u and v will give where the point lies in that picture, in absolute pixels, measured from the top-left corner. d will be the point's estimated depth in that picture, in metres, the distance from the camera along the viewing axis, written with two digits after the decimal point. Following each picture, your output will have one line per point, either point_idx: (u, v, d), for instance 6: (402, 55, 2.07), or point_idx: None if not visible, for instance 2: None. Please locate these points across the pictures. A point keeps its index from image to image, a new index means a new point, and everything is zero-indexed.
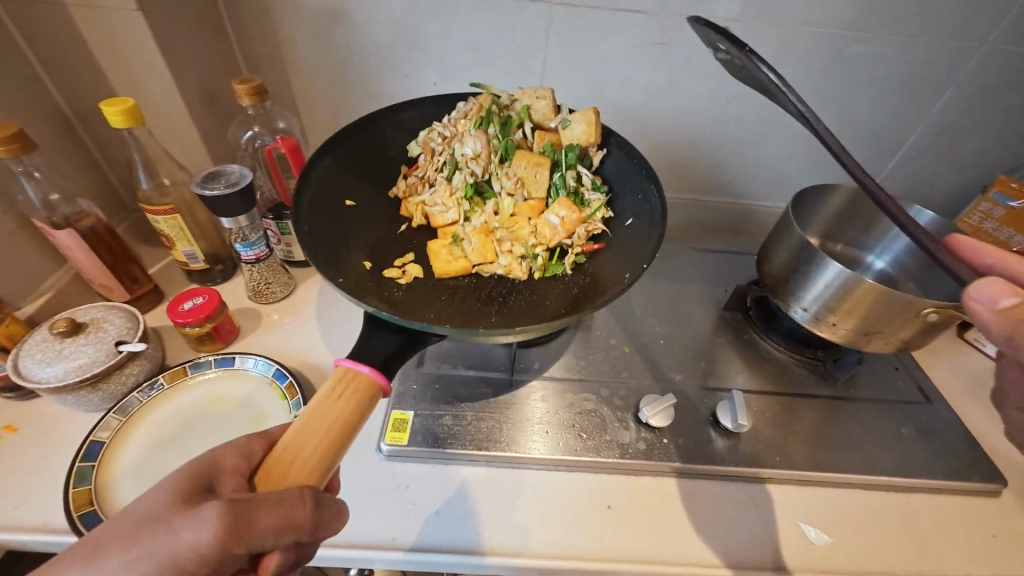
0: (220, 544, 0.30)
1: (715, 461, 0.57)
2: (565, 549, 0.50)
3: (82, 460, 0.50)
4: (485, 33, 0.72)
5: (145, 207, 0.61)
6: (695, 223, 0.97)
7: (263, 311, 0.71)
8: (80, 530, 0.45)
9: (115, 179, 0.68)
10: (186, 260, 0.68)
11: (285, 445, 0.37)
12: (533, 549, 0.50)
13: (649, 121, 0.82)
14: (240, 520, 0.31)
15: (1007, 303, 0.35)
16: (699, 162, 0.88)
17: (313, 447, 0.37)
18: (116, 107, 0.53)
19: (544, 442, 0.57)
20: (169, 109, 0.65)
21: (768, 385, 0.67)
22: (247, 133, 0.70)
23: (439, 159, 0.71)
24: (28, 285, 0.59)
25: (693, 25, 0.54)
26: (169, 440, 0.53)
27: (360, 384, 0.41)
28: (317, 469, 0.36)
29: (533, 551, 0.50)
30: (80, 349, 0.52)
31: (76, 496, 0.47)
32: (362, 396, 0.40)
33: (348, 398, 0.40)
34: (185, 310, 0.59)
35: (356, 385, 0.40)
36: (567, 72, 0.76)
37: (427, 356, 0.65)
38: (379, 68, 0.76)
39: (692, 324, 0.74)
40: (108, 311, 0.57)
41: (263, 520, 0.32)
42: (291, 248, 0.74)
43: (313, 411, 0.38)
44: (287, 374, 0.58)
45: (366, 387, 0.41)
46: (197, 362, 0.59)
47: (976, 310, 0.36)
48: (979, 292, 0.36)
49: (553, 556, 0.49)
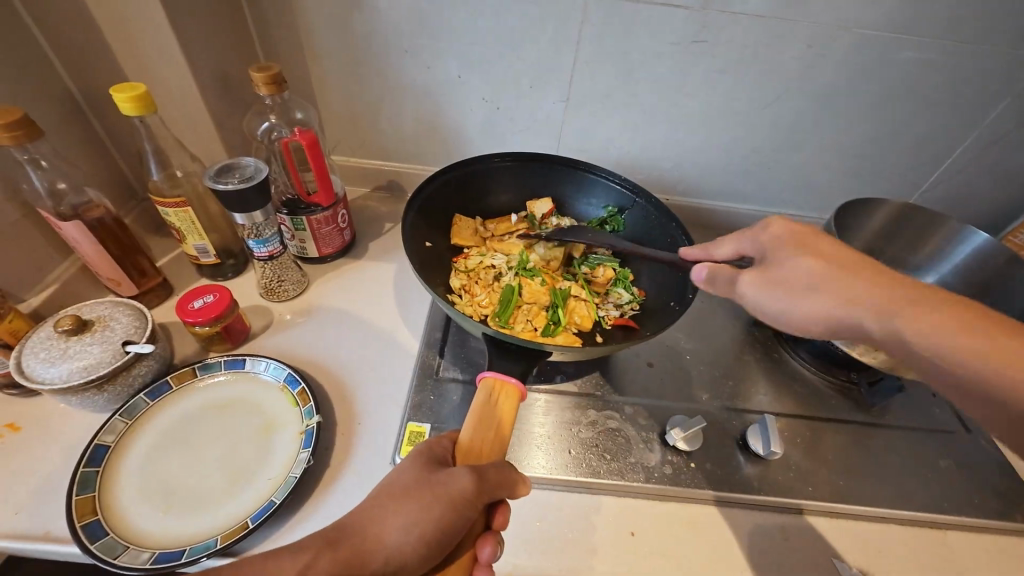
0: (469, 490, 0.38)
1: (744, 488, 0.55)
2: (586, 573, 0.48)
3: (86, 465, 0.47)
4: (514, 24, 0.68)
5: (155, 198, 0.58)
6: (721, 230, 0.94)
7: (275, 309, 0.68)
8: (81, 541, 0.43)
9: (125, 167, 0.66)
10: (197, 255, 0.65)
11: (471, 437, 0.44)
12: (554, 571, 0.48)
13: (681, 121, 0.78)
14: (483, 473, 0.39)
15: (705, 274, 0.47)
16: (730, 168, 0.84)
17: (492, 437, 0.44)
18: (127, 93, 0.50)
19: (565, 462, 0.54)
20: (183, 97, 0.62)
21: (797, 407, 0.64)
22: (264, 124, 0.67)
23: (494, 188, 0.70)
24: (31, 277, 0.57)
25: (469, 163, 0.67)
26: (177, 445, 0.51)
27: (509, 392, 0.46)
28: (501, 450, 0.44)
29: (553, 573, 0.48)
30: (85, 349, 0.50)
31: (79, 504, 0.45)
32: (512, 402, 0.46)
33: (504, 400, 0.46)
34: (195, 308, 0.57)
35: (507, 391, 0.46)
36: (598, 68, 0.72)
37: (444, 365, 0.62)
38: (401, 58, 0.72)
39: (720, 338, 0.71)
40: (115, 307, 0.54)
41: (493, 478, 0.39)
42: (305, 244, 0.71)
43: (490, 410, 0.45)
44: (299, 379, 0.56)
45: (513, 393, 0.47)
46: (206, 363, 0.57)
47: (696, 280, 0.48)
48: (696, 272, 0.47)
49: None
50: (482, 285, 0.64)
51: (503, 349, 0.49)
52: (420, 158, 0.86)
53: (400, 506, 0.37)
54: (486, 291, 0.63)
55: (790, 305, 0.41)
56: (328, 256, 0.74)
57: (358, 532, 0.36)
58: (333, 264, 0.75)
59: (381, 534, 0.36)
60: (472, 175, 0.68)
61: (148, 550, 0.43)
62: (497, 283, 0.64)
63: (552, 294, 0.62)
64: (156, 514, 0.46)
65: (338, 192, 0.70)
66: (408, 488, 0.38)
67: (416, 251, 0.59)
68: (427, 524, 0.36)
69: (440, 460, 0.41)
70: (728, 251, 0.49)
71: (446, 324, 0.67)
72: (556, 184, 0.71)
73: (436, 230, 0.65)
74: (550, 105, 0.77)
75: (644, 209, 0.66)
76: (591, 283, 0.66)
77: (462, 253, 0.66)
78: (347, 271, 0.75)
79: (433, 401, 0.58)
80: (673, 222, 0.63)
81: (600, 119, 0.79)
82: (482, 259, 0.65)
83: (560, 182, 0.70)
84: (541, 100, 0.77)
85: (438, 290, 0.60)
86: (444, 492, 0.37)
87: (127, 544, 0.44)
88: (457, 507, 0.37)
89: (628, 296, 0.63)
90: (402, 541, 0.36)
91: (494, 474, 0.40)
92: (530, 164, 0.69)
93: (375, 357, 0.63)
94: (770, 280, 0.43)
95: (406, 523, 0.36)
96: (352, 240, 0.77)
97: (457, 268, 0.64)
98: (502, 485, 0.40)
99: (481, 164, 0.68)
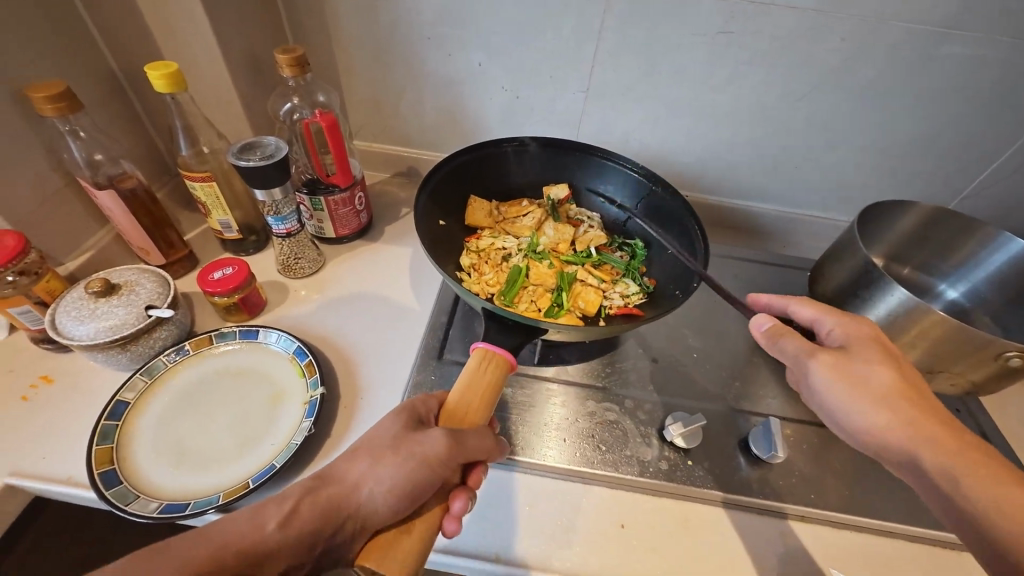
0: (444, 451, 0.38)
1: (741, 490, 0.53)
2: (573, 564, 0.48)
3: (107, 418, 0.51)
4: (535, 13, 0.68)
5: (184, 173, 0.61)
6: (743, 230, 0.91)
7: (291, 285, 0.71)
8: (98, 487, 0.46)
9: (159, 143, 0.69)
10: (221, 229, 0.68)
11: (455, 400, 0.44)
12: (541, 558, 0.48)
13: (704, 116, 0.76)
14: (461, 441, 0.40)
15: (767, 326, 0.49)
16: (753, 166, 0.82)
17: (476, 405, 0.44)
18: (160, 71, 0.52)
19: (560, 451, 0.54)
20: (214, 78, 0.65)
21: (806, 414, 0.61)
22: (286, 106, 0.70)
23: (510, 172, 0.71)
24: (71, 242, 0.61)
25: (487, 144, 0.68)
26: (191, 406, 0.54)
27: (498, 362, 0.46)
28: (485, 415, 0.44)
29: (540, 562, 0.48)
30: (112, 310, 0.53)
31: (97, 453, 0.48)
32: (501, 374, 0.46)
33: (495, 369, 0.46)
34: (215, 279, 0.59)
35: (495, 361, 0.46)
36: (620, 59, 0.71)
37: (448, 347, 0.63)
38: (424, 45, 0.73)
39: (730, 338, 0.69)
40: (141, 274, 0.58)
41: (471, 446, 0.40)
42: (323, 224, 0.73)
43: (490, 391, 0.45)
44: (307, 352, 0.58)
45: (502, 363, 0.46)
46: (221, 332, 0.60)
47: (754, 333, 0.50)
48: (755, 321, 0.50)
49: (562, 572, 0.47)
50: (491, 266, 0.64)
51: (501, 325, 0.49)
52: (440, 145, 0.87)
53: (378, 460, 0.38)
54: (495, 271, 0.63)
55: (905, 443, 0.43)
56: (345, 237, 0.76)
57: (337, 485, 0.37)
58: (349, 245, 0.78)
59: (359, 488, 0.37)
60: (487, 158, 0.69)
61: (156, 501, 0.46)
62: (506, 265, 0.64)
63: (559, 277, 0.62)
64: (167, 469, 0.49)
65: (357, 174, 0.72)
66: (388, 450, 0.39)
67: (427, 228, 0.61)
68: (402, 483, 0.37)
69: (421, 419, 0.42)
70: (806, 315, 0.52)
71: (452, 308, 0.68)
72: (570, 169, 0.70)
73: (449, 210, 0.66)
74: (571, 96, 0.77)
75: (659, 200, 0.66)
76: (600, 270, 0.64)
77: (475, 233, 0.67)
78: (362, 253, 0.77)
79: (433, 381, 0.59)
80: (688, 215, 0.62)
81: (619, 111, 0.78)
82: (494, 241, 0.65)
83: (576, 170, 0.70)
84: (560, 91, 0.76)
85: (446, 267, 0.61)
86: (421, 456, 0.38)
87: (139, 493, 0.47)
88: (433, 467, 0.38)
89: (636, 287, 0.62)
90: (374, 494, 0.37)
91: (472, 441, 0.40)
92: (547, 149, 0.69)
93: (382, 336, 0.65)
94: (846, 374, 0.45)
95: (382, 476, 0.37)
96: (369, 223, 0.79)
97: (468, 247, 0.65)
98: (479, 449, 0.40)
99: (498, 148, 0.68)
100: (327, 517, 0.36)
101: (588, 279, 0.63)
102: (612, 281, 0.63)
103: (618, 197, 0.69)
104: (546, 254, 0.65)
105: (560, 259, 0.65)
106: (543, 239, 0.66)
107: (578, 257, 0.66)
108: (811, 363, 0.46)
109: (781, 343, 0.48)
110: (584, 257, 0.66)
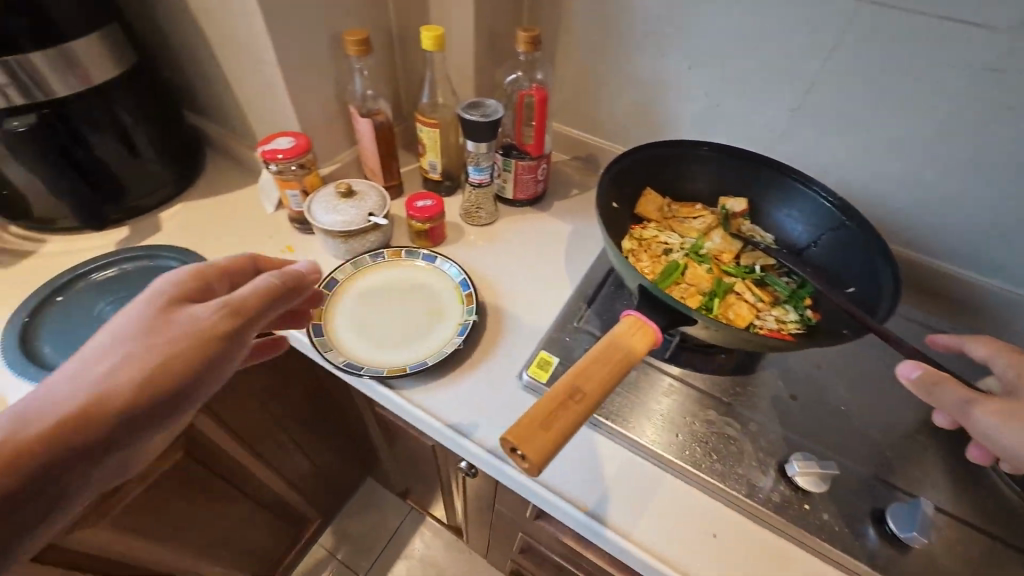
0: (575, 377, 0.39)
1: (861, 559, 0.49)
2: (655, 546, 0.50)
3: (323, 287, 0.67)
4: (764, 24, 0.67)
5: (419, 117, 0.75)
6: (946, 303, 0.78)
7: (467, 229, 0.82)
8: (310, 333, 0.62)
9: (404, 92, 0.86)
10: (429, 169, 0.82)
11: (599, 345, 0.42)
12: (626, 528, 0.51)
13: (933, 161, 0.67)
14: (238, 304, 0.42)
15: (918, 373, 0.45)
16: (985, 233, 0.69)
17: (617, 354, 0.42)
18: (431, 33, 0.66)
19: (670, 443, 0.55)
20: (461, 45, 0.78)
21: (972, 518, 0.52)
22: (511, 76, 0.80)
23: (692, 174, 0.71)
24: (330, 153, 0.79)
25: (679, 141, 0.69)
26: (376, 298, 0.68)
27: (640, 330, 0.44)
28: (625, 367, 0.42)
29: (624, 530, 0.50)
30: (347, 209, 0.69)
31: (313, 310, 0.64)
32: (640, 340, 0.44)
33: (638, 336, 0.44)
34: (418, 207, 0.73)
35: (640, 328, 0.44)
36: (847, 83, 0.67)
37: (586, 317, 0.67)
38: (640, 41, 0.77)
39: (894, 408, 0.61)
40: (370, 188, 0.73)
41: (252, 297, 0.42)
42: (506, 185, 0.83)
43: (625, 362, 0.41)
44: (469, 285, 0.68)
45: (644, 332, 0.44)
46: (410, 251, 0.72)
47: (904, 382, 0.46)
48: (902, 368, 0.46)
49: (641, 550, 0.50)
50: (649, 256, 0.65)
51: (650, 304, 0.49)
52: (624, 138, 0.91)
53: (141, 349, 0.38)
54: (652, 262, 0.64)
55: None
56: (520, 201, 0.85)
57: (158, 350, 0.38)
58: (520, 209, 0.86)
59: (119, 384, 0.37)
60: (675, 155, 0.70)
61: (342, 356, 0.60)
62: (664, 259, 0.65)
63: (715, 283, 0.62)
64: (352, 337, 0.63)
65: (546, 148, 0.80)
66: (145, 326, 0.39)
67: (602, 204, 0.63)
68: (151, 366, 0.38)
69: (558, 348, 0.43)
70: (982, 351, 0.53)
71: (598, 286, 0.72)
72: (755, 185, 0.69)
73: (624, 195, 0.69)
74: (775, 113, 0.74)
75: (851, 236, 0.61)
76: (760, 289, 0.62)
77: (640, 224, 0.69)
78: (529, 218, 0.85)
79: (566, 341, 0.64)
80: (883, 257, 0.57)
81: (827, 138, 0.73)
82: (657, 235, 0.67)
83: (762, 186, 0.68)
84: (766, 106, 0.74)
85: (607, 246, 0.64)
86: (189, 326, 0.40)
87: (332, 347, 0.61)
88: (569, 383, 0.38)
89: (797, 316, 0.59)
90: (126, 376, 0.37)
91: (248, 291, 0.42)
92: (737, 159, 0.69)
93: (531, 292, 0.72)
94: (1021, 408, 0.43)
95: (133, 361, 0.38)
96: (542, 194, 0.87)
97: (631, 235, 0.67)
98: (267, 301, 0.43)
99: (686, 148, 0.70)
100: (162, 380, 0.38)
101: (745, 294, 0.61)
102: (770, 303, 0.61)
103: (802, 223, 0.66)
104: (706, 259, 0.65)
105: (720, 268, 0.64)
106: (707, 245, 0.66)
107: (740, 271, 0.64)
108: (972, 411, 0.43)
109: (936, 393, 0.45)
110: (746, 273, 0.64)
